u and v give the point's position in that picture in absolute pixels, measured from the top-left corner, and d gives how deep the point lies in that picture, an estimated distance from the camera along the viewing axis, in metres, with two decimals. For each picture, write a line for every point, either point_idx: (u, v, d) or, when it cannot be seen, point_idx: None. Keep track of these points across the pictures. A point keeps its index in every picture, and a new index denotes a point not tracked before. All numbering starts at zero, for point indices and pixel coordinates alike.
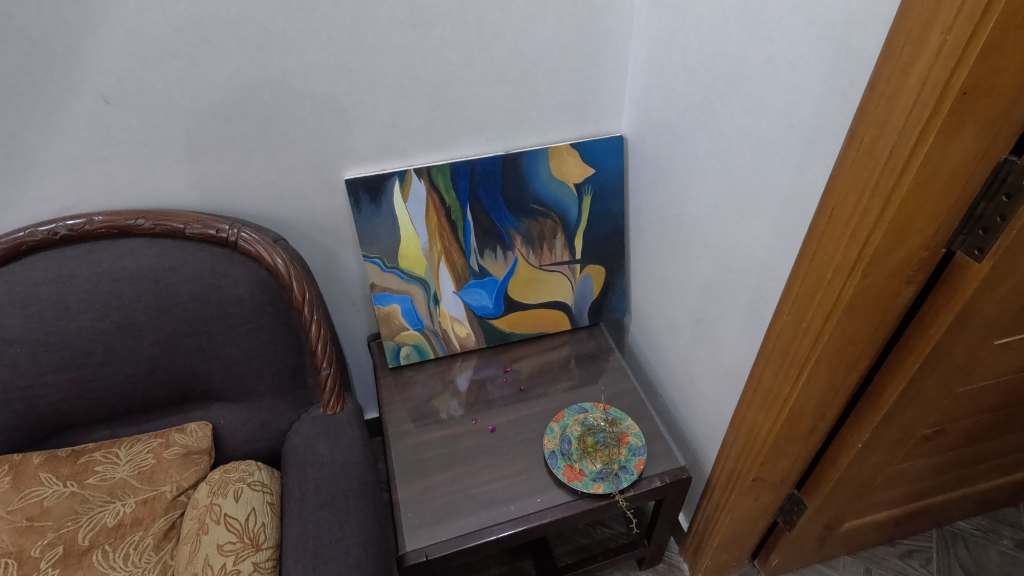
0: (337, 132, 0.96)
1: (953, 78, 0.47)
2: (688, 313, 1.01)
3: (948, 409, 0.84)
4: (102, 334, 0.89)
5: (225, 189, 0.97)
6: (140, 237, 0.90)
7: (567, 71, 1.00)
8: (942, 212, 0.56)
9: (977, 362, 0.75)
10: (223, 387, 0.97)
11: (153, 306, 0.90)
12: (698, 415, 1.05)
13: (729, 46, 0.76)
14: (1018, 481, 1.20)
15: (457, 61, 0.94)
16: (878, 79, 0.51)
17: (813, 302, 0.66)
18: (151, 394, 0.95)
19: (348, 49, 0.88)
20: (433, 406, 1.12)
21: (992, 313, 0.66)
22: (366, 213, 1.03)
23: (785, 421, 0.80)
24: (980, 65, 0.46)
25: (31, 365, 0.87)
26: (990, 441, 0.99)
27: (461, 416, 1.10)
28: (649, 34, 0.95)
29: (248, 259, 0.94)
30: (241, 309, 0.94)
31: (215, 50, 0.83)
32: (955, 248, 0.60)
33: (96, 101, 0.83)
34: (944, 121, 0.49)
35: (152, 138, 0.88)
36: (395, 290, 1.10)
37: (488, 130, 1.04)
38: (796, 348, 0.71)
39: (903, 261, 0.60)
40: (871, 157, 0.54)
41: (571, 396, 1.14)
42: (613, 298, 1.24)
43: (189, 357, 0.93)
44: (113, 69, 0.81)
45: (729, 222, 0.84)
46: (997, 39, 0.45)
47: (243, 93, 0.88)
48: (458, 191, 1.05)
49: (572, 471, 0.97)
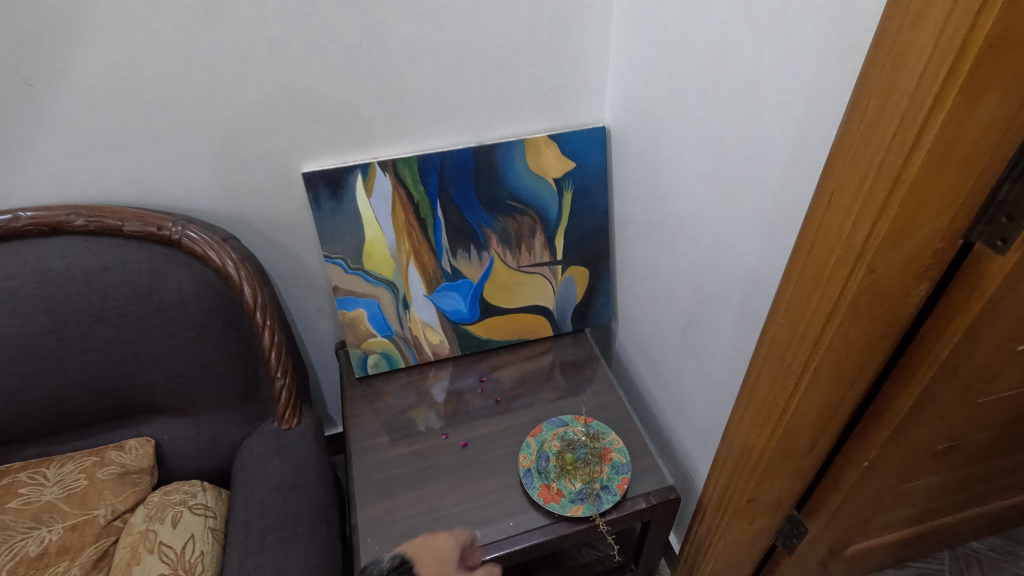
0: (293, 122, 0.88)
1: (976, 27, 0.39)
2: (676, 317, 0.92)
3: (963, 424, 0.75)
4: (27, 341, 0.80)
5: (169, 182, 0.89)
6: (72, 235, 0.82)
7: (543, 54, 0.93)
8: (959, 195, 0.48)
9: (996, 371, 0.67)
10: (166, 399, 0.89)
11: (85, 311, 0.81)
12: (688, 428, 0.96)
13: (717, 13, 0.68)
14: None
15: (421, 41, 0.86)
16: (882, 37, 0.43)
17: (810, 303, 0.58)
18: (85, 408, 0.86)
19: (300, 29, 0.80)
20: (409, 417, 1.04)
21: (1015, 314, 0.58)
22: (326, 210, 0.95)
23: (781, 437, 0.71)
24: (1006, 13, 0.38)
25: None
26: (1008, 457, 0.90)
27: (439, 429, 1.02)
28: (630, 14, 0.88)
29: (194, 259, 0.85)
30: (184, 314, 0.85)
31: (146, 22, 0.75)
32: (974, 239, 0.52)
33: (17, 82, 0.75)
34: (963, 84, 0.41)
35: (86, 127, 0.80)
36: (360, 293, 1.02)
37: (459, 120, 0.96)
38: (792, 357, 0.63)
39: (913, 256, 0.52)
40: (874, 132, 0.46)
41: (552, 408, 1.05)
42: (599, 302, 1.15)
43: (127, 367, 0.85)
44: (35, 48, 0.73)
45: (720, 215, 0.76)
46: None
47: (183, 75, 0.80)
48: (427, 186, 0.97)
49: (547, 489, 0.89)
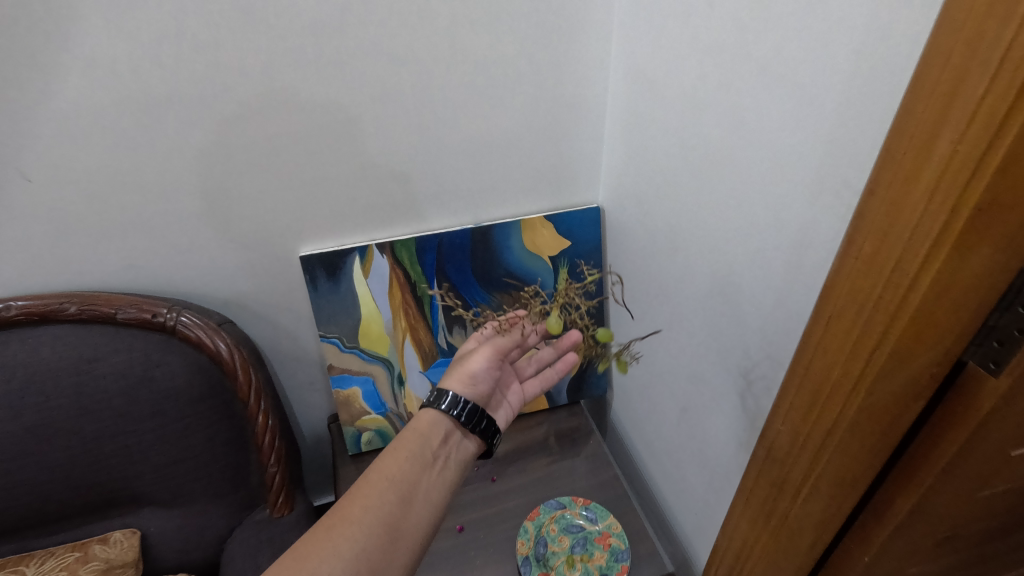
0: (288, 209, 0.88)
1: (965, 194, 0.39)
2: (672, 399, 0.93)
3: (961, 515, 0.74)
4: (12, 437, 0.78)
5: (165, 265, 0.88)
6: (61, 323, 0.79)
7: (534, 141, 0.93)
8: (952, 331, 0.48)
9: (992, 473, 0.66)
10: (153, 491, 0.86)
11: (73, 404, 0.79)
12: (687, 510, 0.95)
13: (705, 108, 0.68)
14: None
15: (415, 132, 0.87)
16: (876, 184, 0.44)
17: (810, 415, 0.59)
18: (67, 503, 0.83)
19: (295, 124, 0.81)
20: None
21: (1011, 427, 0.58)
22: (323, 291, 0.95)
23: (783, 535, 0.71)
24: (997, 181, 0.38)
25: None
26: (1014, 541, 0.88)
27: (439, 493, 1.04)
28: (622, 106, 0.89)
29: (187, 345, 0.84)
30: (175, 404, 0.83)
31: (140, 107, 0.74)
32: (968, 358, 0.53)
33: (14, 176, 0.74)
34: (958, 239, 0.41)
35: (81, 217, 0.79)
36: (355, 371, 1.02)
37: (455, 199, 0.96)
38: (794, 464, 0.64)
39: (909, 384, 0.52)
40: (872, 269, 0.47)
41: (550, 485, 1.03)
42: (594, 375, 1.15)
43: (112, 460, 0.83)
44: (28, 145, 0.72)
45: (717, 309, 0.75)
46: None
47: (179, 168, 0.80)
48: (424, 267, 0.98)
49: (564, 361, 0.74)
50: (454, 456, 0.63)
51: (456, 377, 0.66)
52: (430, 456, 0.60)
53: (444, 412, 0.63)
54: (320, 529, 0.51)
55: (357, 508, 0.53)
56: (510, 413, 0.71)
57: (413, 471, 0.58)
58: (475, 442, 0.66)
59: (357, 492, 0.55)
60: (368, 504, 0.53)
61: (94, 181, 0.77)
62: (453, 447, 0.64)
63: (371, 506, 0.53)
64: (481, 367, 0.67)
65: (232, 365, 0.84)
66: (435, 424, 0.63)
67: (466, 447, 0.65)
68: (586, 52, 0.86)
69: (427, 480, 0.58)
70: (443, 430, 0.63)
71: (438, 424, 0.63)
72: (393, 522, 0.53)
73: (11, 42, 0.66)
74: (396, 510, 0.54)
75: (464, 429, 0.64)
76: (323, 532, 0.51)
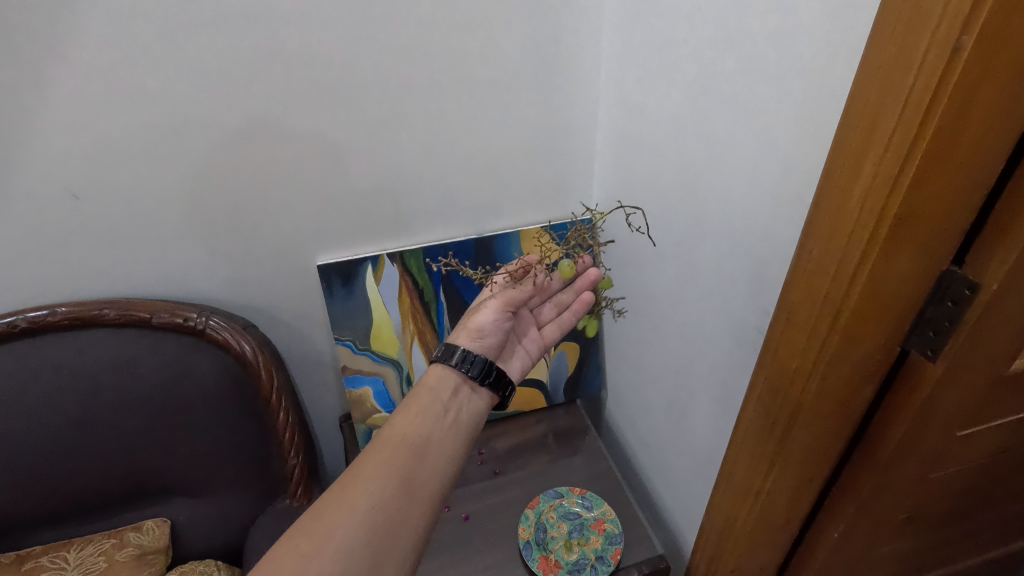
0: (308, 222, 0.96)
1: (887, 206, 0.48)
2: (660, 394, 1.01)
3: (922, 495, 0.81)
4: (60, 430, 0.86)
5: (195, 275, 0.96)
6: (102, 327, 0.87)
7: (532, 158, 1.02)
8: (890, 320, 0.57)
9: (943, 453, 0.74)
10: (185, 481, 0.94)
11: (115, 401, 0.87)
12: (676, 497, 1.03)
13: (686, 131, 0.76)
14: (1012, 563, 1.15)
15: (424, 151, 0.95)
16: (821, 197, 0.53)
17: (777, 400, 0.67)
18: (107, 491, 0.91)
19: (316, 145, 0.88)
20: None
21: (953, 408, 0.66)
22: (338, 297, 1.02)
23: (758, 513, 0.78)
24: (911, 195, 0.47)
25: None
26: (978, 522, 0.95)
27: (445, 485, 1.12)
28: (612, 126, 0.98)
29: (215, 347, 0.91)
30: (206, 400, 0.91)
31: (178, 132, 0.82)
32: (910, 347, 0.61)
33: (64, 195, 0.82)
34: (884, 243, 0.50)
35: (122, 231, 0.88)
36: (367, 372, 1.10)
37: (460, 212, 1.04)
38: (764, 445, 0.72)
39: (857, 367, 0.61)
40: (820, 268, 0.56)
41: (548, 476, 1.11)
42: (589, 374, 1.23)
43: (149, 452, 0.91)
44: (77, 167, 0.80)
45: (699, 309, 0.84)
46: (937, 158, 0.45)
47: (211, 186, 0.88)
48: (431, 274, 1.06)
49: (578, 303, 0.77)
50: (464, 409, 0.64)
51: (465, 332, 0.69)
52: (440, 410, 0.62)
53: (451, 367, 0.65)
54: (336, 487, 0.53)
55: (371, 465, 0.55)
56: (522, 359, 0.74)
57: (424, 426, 0.60)
58: (486, 396, 0.67)
59: (371, 451, 0.56)
60: (382, 460, 0.55)
61: (134, 198, 0.85)
62: (463, 401, 0.65)
63: (385, 462, 0.55)
64: (489, 321, 0.69)
65: (256, 365, 0.90)
66: (442, 379, 0.65)
67: (479, 400, 0.66)
68: (579, 79, 0.96)
69: (439, 433, 0.60)
70: (451, 384, 0.65)
71: (445, 378, 0.65)
72: (407, 474, 0.55)
73: (68, 78, 0.74)
74: (410, 463, 0.56)
75: (474, 381, 0.66)
76: (338, 490, 0.53)
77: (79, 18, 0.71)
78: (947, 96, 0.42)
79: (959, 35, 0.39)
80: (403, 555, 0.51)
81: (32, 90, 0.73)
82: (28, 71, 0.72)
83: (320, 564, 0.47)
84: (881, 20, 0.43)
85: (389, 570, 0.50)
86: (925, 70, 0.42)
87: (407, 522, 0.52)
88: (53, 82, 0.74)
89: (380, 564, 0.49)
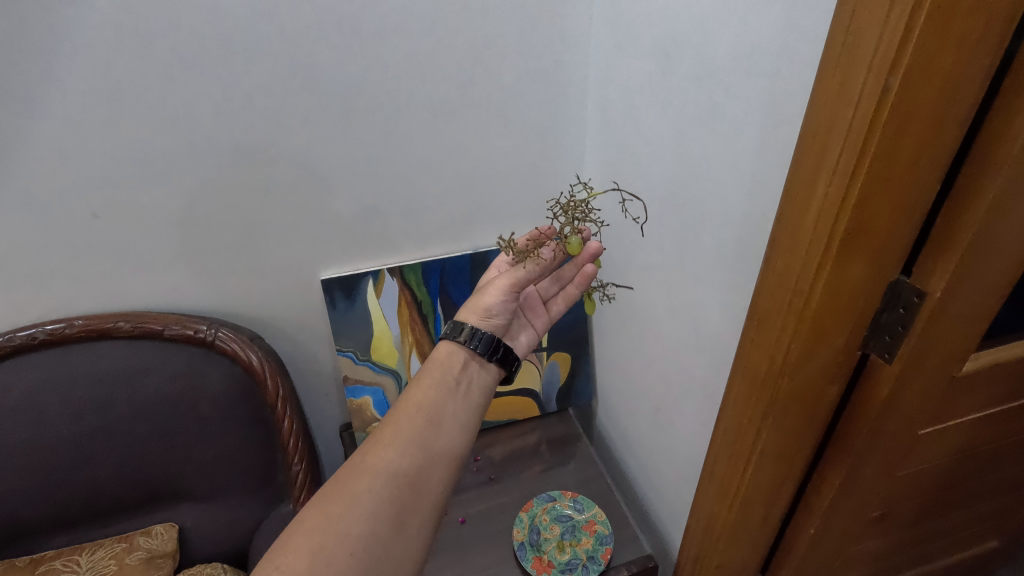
0: (312, 239, 1.02)
1: (837, 223, 0.54)
2: (647, 401, 1.06)
3: (893, 493, 0.87)
4: (75, 438, 0.90)
5: (204, 289, 1.01)
6: (116, 339, 0.92)
7: (525, 179, 1.09)
8: (849, 325, 0.63)
9: (908, 450, 0.79)
10: (193, 487, 0.99)
11: (128, 409, 0.92)
12: (663, 500, 1.08)
13: (666, 154, 0.83)
14: (986, 562, 1.20)
15: (423, 172, 1.01)
16: (783, 215, 0.60)
17: (750, 401, 0.73)
18: (118, 497, 0.96)
19: (322, 167, 0.94)
20: None
21: (912, 407, 0.72)
22: (340, 309, 1.08)
23: (738, 511, 0.83)
24: (857, 213, 0.53)
25: (10, 470, 0.88)
26: (949, 520, 1.01)
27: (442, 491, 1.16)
28: (599, 149, 1.05)
29: (224, 357, 0.95)
30: (214, 408, 0.96)
31: (194, 155, 0.87)
32: (869, 350, 0.67)
33: (84, 215, 0.87)
34: (837, 256, 0.56)
35: (138, 247, 0.93)
36: (367, 382, 1.14)
37: (456, 228, 1.10)
38: (740, 444, 0.77)
39: (822, 368, 0.67)
40: (785, 278, 0.62)
41: (541, 481, 1.16)
42: (580, 384, 1.28)
43: (159, 458, 0.95)
44: (97, 188, 0.85)
45: (680, 318, 0.90)
46: (877, 180, 0.51)
47: (222, 205, 0.93)
48: (428, 288, 1.11)
49: (581, 274, 0.76)
50: (476, 380, 0.65)
51: (472, 311, 0.68)
52: (452, 381, 0.63)
53: (461, 343, 0.66)
54: (357, 456, 0.56)
55: (389, 434, 0.57)
56: (529, 334, 0.75)
57: (439, 396, 0.61)
58: (494, 372, 0.68)
59: (389, 422, 0.59)
60: (399, 430, 0.58)
61: (149, 217, 0.90)
62: (474, 374, 0.66)
63: (400, 432, 0.58)
64: (498, 301, 0.68)
65: (262, 374, 0.95)
66: (452, 354, 0.66)
67: (488, 375, 0.67)
68: (568, 105, 1.03)
69: (452, 402, 0.62)
70: (461, 357, 0.66)
71: (456, 352, 0.66)
72: (424, 442, 0.58)
73: (93, 106, 0.79)
74: (427, 431, 0.58)
75: (483, 357, 0.66)
76: (359, 458, 0.56)
77: (106, 52, 0.77)
78: (881, 129, 0.48)
79: (887, 77, 0.46)
80: (424, 515, 0.55)
81: (59, 117, 0.79)
82: (57, 100, 0.78)
83: (348, 524, 0.51)
84: (826, 61, 0.51)
85: (412, 528, 0.54)
86: (861, 106, 0.48)
87: (425, 487, 0.56)
88: (79, 110, 0.79)
89: (403, 523, 0.53)
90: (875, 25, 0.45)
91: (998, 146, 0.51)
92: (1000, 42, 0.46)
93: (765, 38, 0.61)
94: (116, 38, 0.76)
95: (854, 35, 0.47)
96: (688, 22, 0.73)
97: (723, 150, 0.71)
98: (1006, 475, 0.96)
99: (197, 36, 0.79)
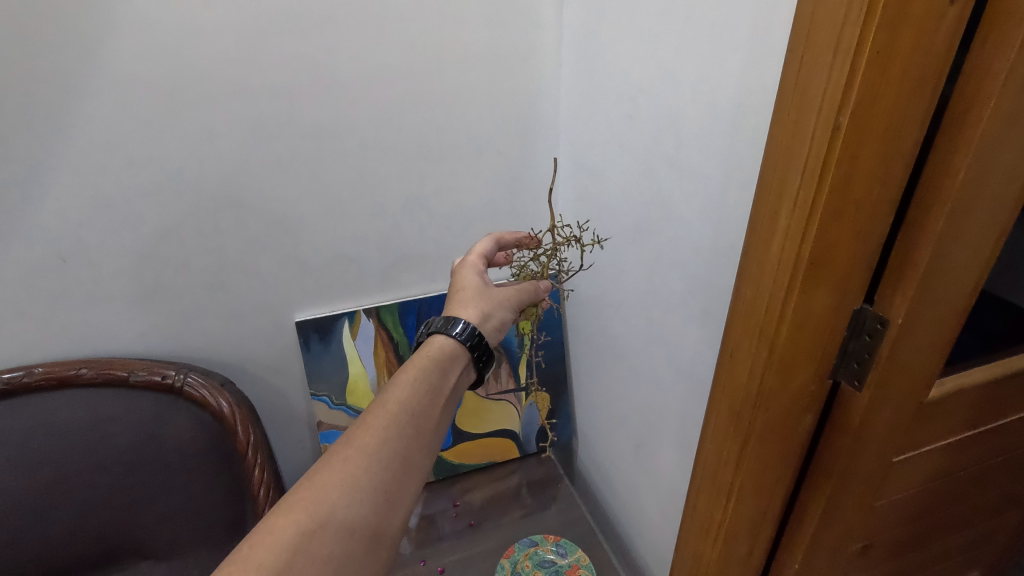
0: (288, 280, 1.01)
1: (801, 250, 0.56)
2: (627, 438, 1.06)
3: (873, 523, 0.87)
4: (28, 494, 0.85)
5: (174, 334, 0.98)
6: (79, 388, 0.89)
7: (499, 218, 1.11)
8: (818, 352, 0.64)
9: (883, 477, 0.80)
10: (156, 543, 0.94)
11: (88, 459, 0.88)
12: (647, 541, 1.06)
13: (637, 189, 0.86)
14: None
15: (400, 214, 1.03)
16: (750, 246, 0.62)
17: (728, 431, 0.73)
18: (73, 557, 0.90)
19: (298, 208, 0.95)
20: None
21: (885, 434, 0.73)
22: (315, 351, 1.06)
23: (722, 547, 0.81)
24: (818, 243, 0.55)
25: None
26: (930, 549, 1.00)
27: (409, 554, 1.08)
28: (572, 186, 1.08)
29: (192, 404, 0.92)
30: (180, 457, 0.92)
31: (169, 197, 0.87)
32: (839, 378, 0.68)
33: (52, 257, 0.85)
34: (803, 282, 0.58)
35: (105, 290, 0.91)
36: (342, 427, 1.12)
37: (433, 268, 1.11)
38: (721, 476, 0.76)
39: (795, 397, 0.68)
40: (755, 308, 0.64)
41: (523, 526, 1.13)
42: (560, 423, 1.26)
43: (119, 513, 0.91)
44: (68, 230, 0.84)
45: (656, 353, 0.90)
46: (835, 211, 0.54)
47: (194, 246, 0.92)
48: (405, 328, 1.11)
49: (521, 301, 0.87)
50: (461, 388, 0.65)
51: (493, 324, 0.71)
52: (443, 390, 0.62)
53: (456, 341, 0.66)
54: (333, 457, 0.52)
55: (374, 438, 0.54)
56: None
57: (428, 403, 0.59)
58: (471, 374, 0.68)
59: (372, 420, 0.55)
60: (383, 434, 0.54)
61: (119, 259, 0.89)
62: (460, 379, 0.66)
63: (387, 438, 0.54)
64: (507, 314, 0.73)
65: (232, 421, 0.91)
66: (450, 354, 0.65)
67: (468, 376, 0.67)
68: (540, 147, 1.07)
69: (439, 411, 0.60)
70: (458, 362, 0.65)
71: (456, 355, 0.65)
72: (406, 451, 0.55)
73: (70, 150, 0.80)
74: (412, 441, 0.56)
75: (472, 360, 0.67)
76: (336, 461, 0.52)
77: (87, 98, 0.78)
78: (834, 163, 0.51)
79: (836, 116, 0.49)
80: (397, 531, 0.52)
81: (35, 161, 0.79)
82: (35, 144, 0.78)
83: (320, 541, 0.47)
84: (781, 106, 0.54)
85: (383, 547, 0.51)
86: (814, 143, 0.52)
87: (403, 502, 0.53)
88: (53, 152, 0.79)
89: (377, 541, 0.50)
90: (822, 70, 0.49)
91: (940, 184, 0.54)
92: (936, 87, 0.50)
93: (726, 83, 0.65)
94: (98, 84, 0.78)
95: (804, 80, 0.51)
96: (653, 68, 0.77)
97: (689, 187, 0.74)
98: (981, 502, 0.98)
99: (180, 83, 0.81)
